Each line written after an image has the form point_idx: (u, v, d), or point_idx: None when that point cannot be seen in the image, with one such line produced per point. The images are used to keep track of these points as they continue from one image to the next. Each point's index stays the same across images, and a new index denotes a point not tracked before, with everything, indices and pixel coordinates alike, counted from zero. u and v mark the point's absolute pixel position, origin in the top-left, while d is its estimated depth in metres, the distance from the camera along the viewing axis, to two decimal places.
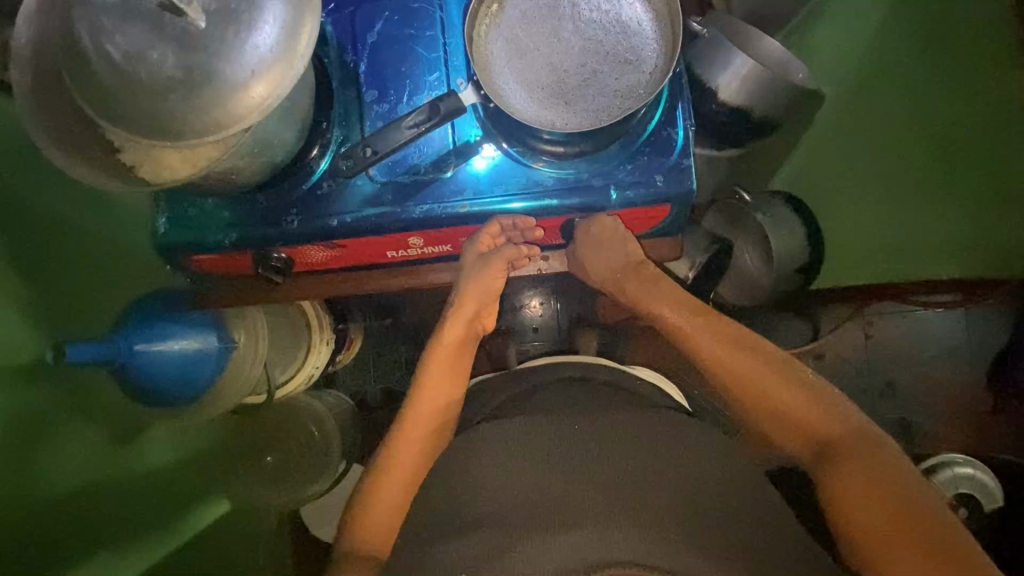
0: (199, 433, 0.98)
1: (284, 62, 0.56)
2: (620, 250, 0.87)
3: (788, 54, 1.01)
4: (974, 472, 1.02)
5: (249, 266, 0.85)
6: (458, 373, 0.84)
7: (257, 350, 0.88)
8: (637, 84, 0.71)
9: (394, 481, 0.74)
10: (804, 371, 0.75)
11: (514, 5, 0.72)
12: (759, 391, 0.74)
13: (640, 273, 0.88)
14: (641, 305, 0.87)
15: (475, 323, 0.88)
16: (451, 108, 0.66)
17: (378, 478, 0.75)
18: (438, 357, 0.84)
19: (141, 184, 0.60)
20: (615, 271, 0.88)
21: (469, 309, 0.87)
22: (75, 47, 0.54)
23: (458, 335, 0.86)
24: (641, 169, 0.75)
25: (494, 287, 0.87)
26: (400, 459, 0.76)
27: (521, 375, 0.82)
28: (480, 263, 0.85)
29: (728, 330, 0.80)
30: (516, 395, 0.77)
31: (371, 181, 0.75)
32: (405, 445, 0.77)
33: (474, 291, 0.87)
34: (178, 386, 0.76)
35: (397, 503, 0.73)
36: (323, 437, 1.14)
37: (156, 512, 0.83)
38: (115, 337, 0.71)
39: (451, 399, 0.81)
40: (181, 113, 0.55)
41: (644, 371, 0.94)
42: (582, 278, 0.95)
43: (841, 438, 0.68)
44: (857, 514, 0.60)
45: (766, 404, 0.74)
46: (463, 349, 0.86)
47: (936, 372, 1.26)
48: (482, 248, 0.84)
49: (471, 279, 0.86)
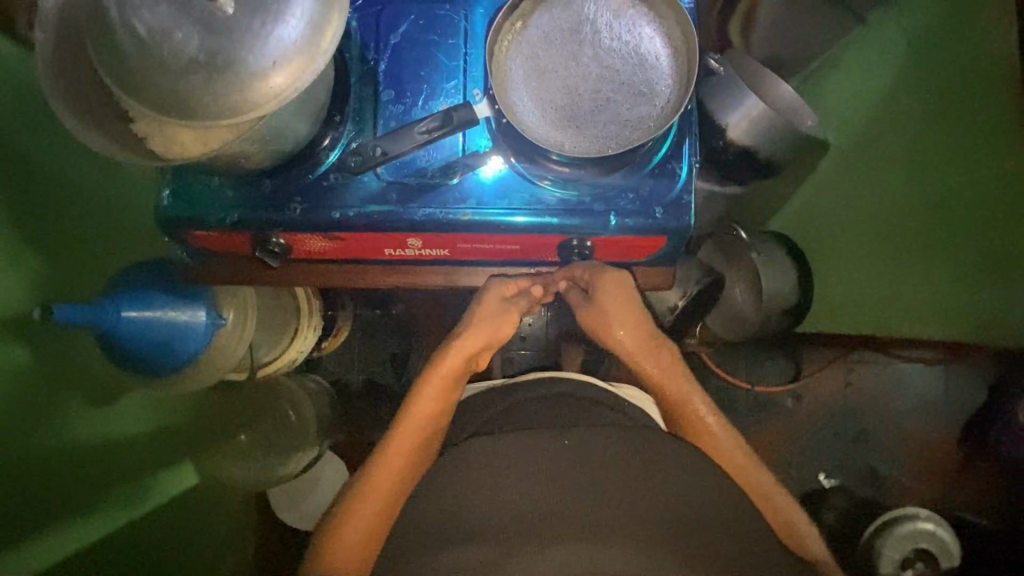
0: (170, 404, 1.05)
1: (307, 56, 0.56)
2: (626, 304, 0.87)
3: (799, 100, 1.02)
4: (935, 528, 1.11)
5: (245, 247, 0.86)
6: (447, 402, 0.83)
7: (242, 333, 0.96)
8: (648, 117, 0.71)
9: (375, 500, 0.75)
10: (744, 455, 0.83)
11: (537, 24, 0.73)
12: (709, 440, 0.83)
13: (656, 351, 0.88)
14: (635, 360, 0.88)
15: (472, 360, 0.86)
16: (464, 119, 0.66)
17: (357, 499, 0.75)
18: (432, 386, 0.82)
19: (151, 157, 0.61)
20: (637, 339, 0.88)
21: (472, 348, 0.85)
22: (103, 17, 0.54)
23: (455, 367, 0.84)
24: (642, 199, 0.76)
25: (500, 333, 0.87)
26: (382, 480, 0.77)
27: (506, 390, 0.83)
28: (498, 305, 0.87)
29: (688, 385, 0.86)
30: (496, 413, 0.80)
31: (377, 179, 0.76)
32: (388, 464, 0.77)
33: (481, 331, 0.85)
34: (160, 353, 0.83)
35: (374, 524, 0.74)
36: (300, 422, 1.25)
37: (120, 472, 0.92)
38: (105, 300, 0.77)
39: (439, 423, 0.82)
40: (197, 94, 0.55)
41: (626, 390, 0.92)
42: (593, 333, 0.90)
43: (759, 478, 0.82)
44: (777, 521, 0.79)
45: (713, 448, 0.83)
46: (456, 381, 0.84)
47: (910, 424, 1.34)
48: (503, 292, 0.88)
49: (482, 318, 0.86)
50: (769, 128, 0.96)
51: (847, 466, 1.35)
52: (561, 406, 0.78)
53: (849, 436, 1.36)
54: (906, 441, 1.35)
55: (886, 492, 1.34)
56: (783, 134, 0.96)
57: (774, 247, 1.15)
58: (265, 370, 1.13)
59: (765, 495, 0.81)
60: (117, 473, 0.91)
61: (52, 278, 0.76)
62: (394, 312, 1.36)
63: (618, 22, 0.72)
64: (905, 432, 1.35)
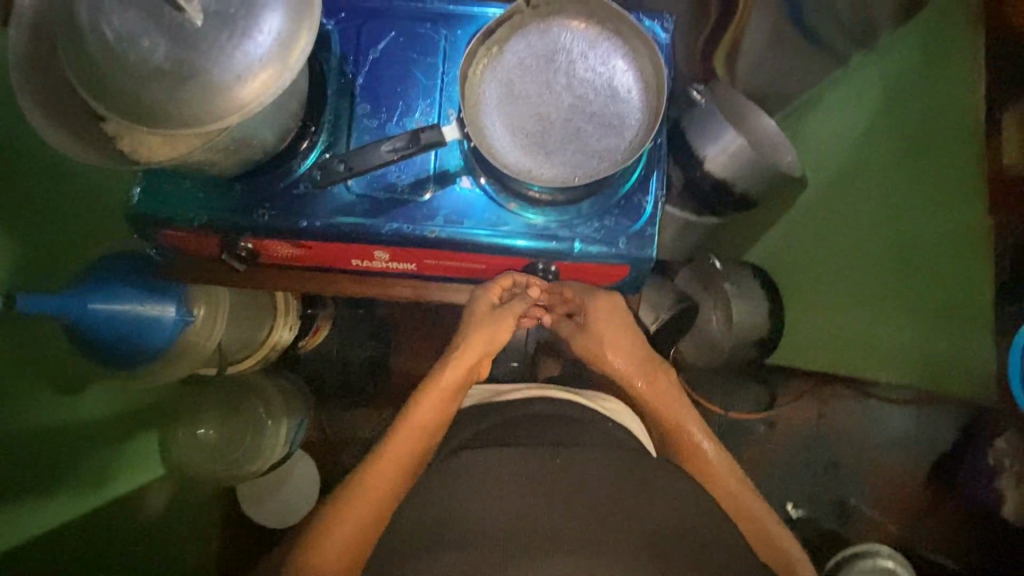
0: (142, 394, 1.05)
1: (272, 73, 0.56)
2: (618, 327, 0.89)
3: (781, 134, 1.01)
4: (894, 566, 1.12)
5: (212, 249, 0.86)
6: (446, 416, 0.79)
7: (212, 330, 0.95)
8: (615, 149, 0.72)
9: (356, 519, 0.70)
10: (737, 480, 0.82)
11: (513, 50, 0.73)
12: (699, 462, 0.83)
13: (651, 373, 0.89)
14: (625, 381, 0.88)
15: (473, 371, 0.83)
16: (431, 140, 0.67)
17: (342, 510, 0.70)
18: (431, 399, 0.79)
19: (119, 158, 0.62)
20: (634, 360, 0.89)
21: (472, 357, 0.82)
22: (73, 24, 0.55)
23: (456, 381, 0.81)
24: (606, 229, 0.77)
25: (499, 342, 0.85)
26: (369, 492, 0.72)
27: (495, 410, 0.79)
28: (492, 312, 0.85)
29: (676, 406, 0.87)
30: (481, 433, 0.75)
31: (348, 191, 0.77)
32: (375, 481, 0.72)
33: (478, 341, 0.83)
34: (128, 348, 0.84)
35: (355, 543, 0.69)
36: (270, 418, 1.21)
37: (78, 465, 0.91)
38: (71, 294, 0.77)
39: (435, 438, 0.78)
40: (162, 102, 0.56)
41: (609, 404, 0.87)
42: (590, 356, 0.91)
43: (754, 505, 0.80)
44: (769, 549, 0.77)
45: (705, 470, 0.82)
46: (456, 396, 0.81)
47: (880, 459, 1.35)
48: (495, 297, 0.86)
49: (480, 327, 0.84)
50: (745, 163, 0.97)
51: (816, 497, 1.36)
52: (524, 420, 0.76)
53: (819, 467, 1.36)
54: (874, 475, 1.35)
55: (854, 527, 1.34)
56: (759, 169, 0.97)
57: (747, 278, 1.17)
58: (236, 365, 1.12)
59: (761, 523, 0.78)
60: (73, 468, 0.90)
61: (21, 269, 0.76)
62: (375, 314, 1.37)
63: (592, 53, 0.74)
64: (874, 467, 1.35)
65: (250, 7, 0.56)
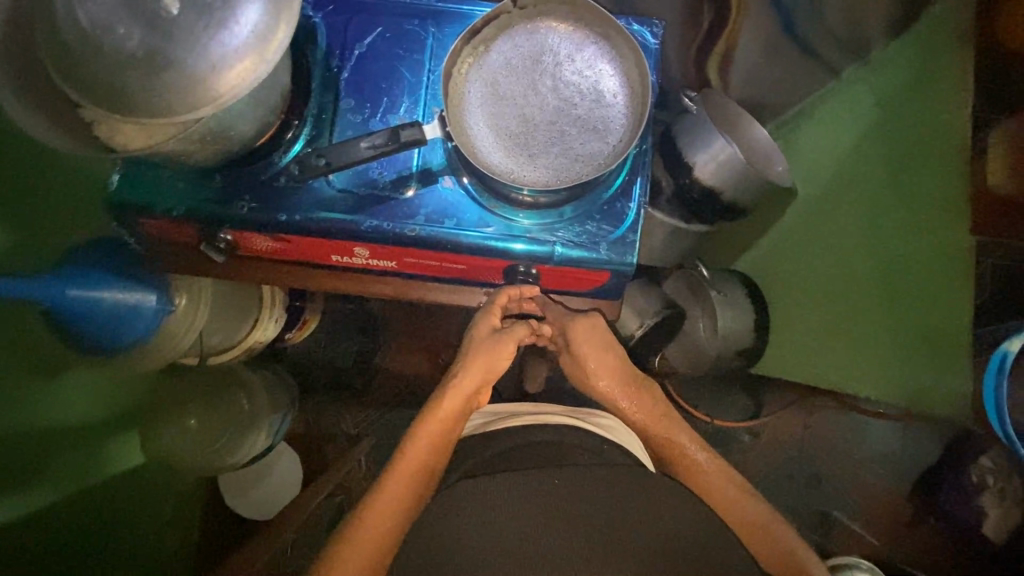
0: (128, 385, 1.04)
1: (248, 64, 0.56)
2: (597, 342, 0.90)
3: (773, 146, 1.01)
4: None
5: (191, 239, 0.85)
6: (448, 445, 0.78)
7: (194, 321, 0.95)
8: (599, 153, 0.72)
9: (358, 557, 0.68)
10: (734, 486, 0.80)
11: (499, 50, 0.73)
12: (692, 469, 0.81)
13: (638, 385, 0.89)
14: (605, 395, 0.89)
15: (473, 398, 0.84)
16: (411, 138, 0.66)
17: (345, 543, 0.69)
18: (431, 424, 0.79)
19: (94, 146, 0.61)
20: (613, 373, 0.89)
21: (471, 383, 0.84)
22: (49, 10, 0.55)
23: (455, 408, 0.81)
24: (589, 234, 0.77)
25: (499, 367, 0.87)
26: (371, 527, 0.70)
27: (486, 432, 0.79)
28: (491, 335, 0.88)
29: (664, 417, 0.87)
30: (494, 456, 0.73)
31: (329, 186, 0.76)
32: (376, 515, 0.71)
33: (477, 367, 0.85)
34: (106, 334, 0.83)
35: None
36: (252, 411, 1.23)
37: (54, 452, 0.88)
38: (49, 279, 0.76)
39: (435, 465, 0.76)
40: (135, 91, 0.55)
41: (607, 420, 0.84)
42: (572, 372, 0.93)
43: (753, 511, 0.77)
44: (771, 555, 0.74)
45: (699, 478, 0.80)
46: (455, 422, 0.80)
47: (864, 473, 1.35)
48: (494, 322, 0.89)
49: (480, 352, 0.86)
50: (735, 171, 0.95)
51: (797, 509, 1.37)
52: (506, 434, 0.76)
53: (802, 478, 1.38)
54: (857, 487, 1.35)
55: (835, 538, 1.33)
56: (749, 178, 0.96)
57: (735, 288, 1.16)
58: (216, 357, 1.10)
59: (758, 526, 0.76)
60: (48, 457, 0.87)
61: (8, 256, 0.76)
62: (364, 308, 1.37)
63: (579, 56, 0.73)
64: (856, 478, 1.36)
65: None
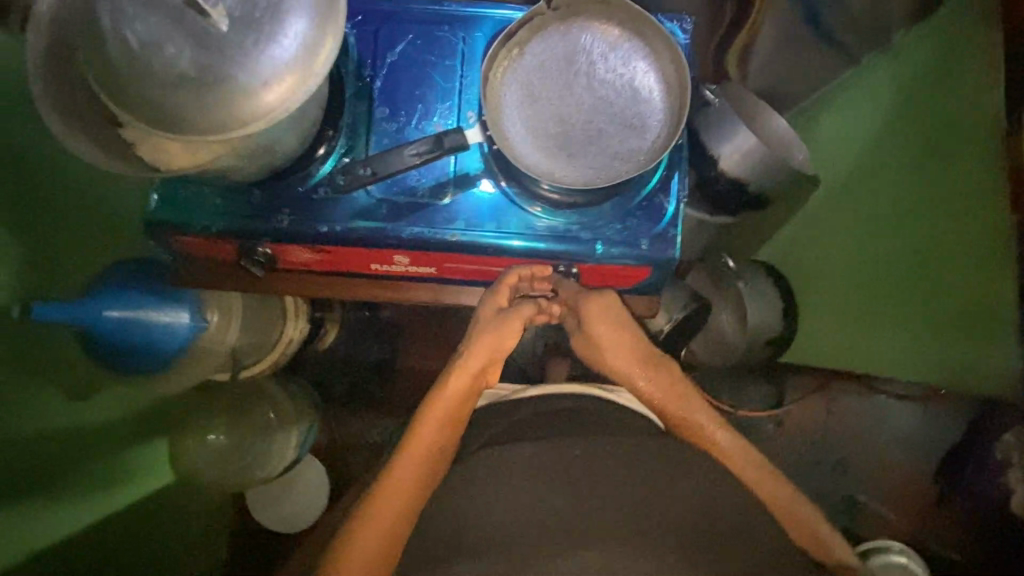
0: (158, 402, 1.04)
1: (298, 77, 0.56)
2: (615, 324, 0.86)
3: (794, 135, 1.02)
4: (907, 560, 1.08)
5: (228, 255, 0.86)
6: (455, 431, 0.77)
7: (225, 335, 0.94)
8: (638, 150, 0.72)
9: (369, 544, 0.67)
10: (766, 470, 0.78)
11: (533, 52, 0.73)
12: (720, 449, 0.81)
13: (659, 366, 0.86)
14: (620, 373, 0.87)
15: (480, 377, 0.81)
16: (455, 144, 0.67)
17: (357, 526, 0.68)
18: (439, 407, 0.77)
19: (138, 163, 0.61)
20: (635, 354, 0.86)
21: (475, 364, 0.80)
22: (97, 30, 0.55)
23: (460, 389, 0.79)
24: (629, 230, 0.77)
25: (505, 346, 0.82)
26: (379, 513, 0.69)
27: (525, 418, 0.79)
28: (496, 315, 0.82)
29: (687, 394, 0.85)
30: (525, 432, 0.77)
31: (368, 196, 0.76)
32: (387, 498, 0.70)
33: (482, 349, 0.81)
34: (144, 356, 0.83)
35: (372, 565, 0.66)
36: (278, 419, 1.20)
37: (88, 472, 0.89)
38: (87, 300, 0.77)
39: (446, 445, 0.75)
40: (186, 108, 0.55)
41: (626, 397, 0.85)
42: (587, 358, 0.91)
43: (786, 497, 0.76)
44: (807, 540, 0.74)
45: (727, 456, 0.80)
46: (462, 403, 0.79)
47: None
48: (500, 301, 0.82)
49: (485, 331, 0.81)
50: (759, 161, 0.96)
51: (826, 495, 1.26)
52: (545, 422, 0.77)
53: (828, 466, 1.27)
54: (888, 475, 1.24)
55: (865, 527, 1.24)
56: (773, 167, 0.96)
57: (760, 278, 1.17)
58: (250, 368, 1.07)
59: (795, 515, 0.76)
60: (82, 476, 0.88)
61: (37, 281, 0.76)
62: (382, 316, 1.35)
63: (613, 55, 0.73)
64: None
65: (275, 10, 0.55)
